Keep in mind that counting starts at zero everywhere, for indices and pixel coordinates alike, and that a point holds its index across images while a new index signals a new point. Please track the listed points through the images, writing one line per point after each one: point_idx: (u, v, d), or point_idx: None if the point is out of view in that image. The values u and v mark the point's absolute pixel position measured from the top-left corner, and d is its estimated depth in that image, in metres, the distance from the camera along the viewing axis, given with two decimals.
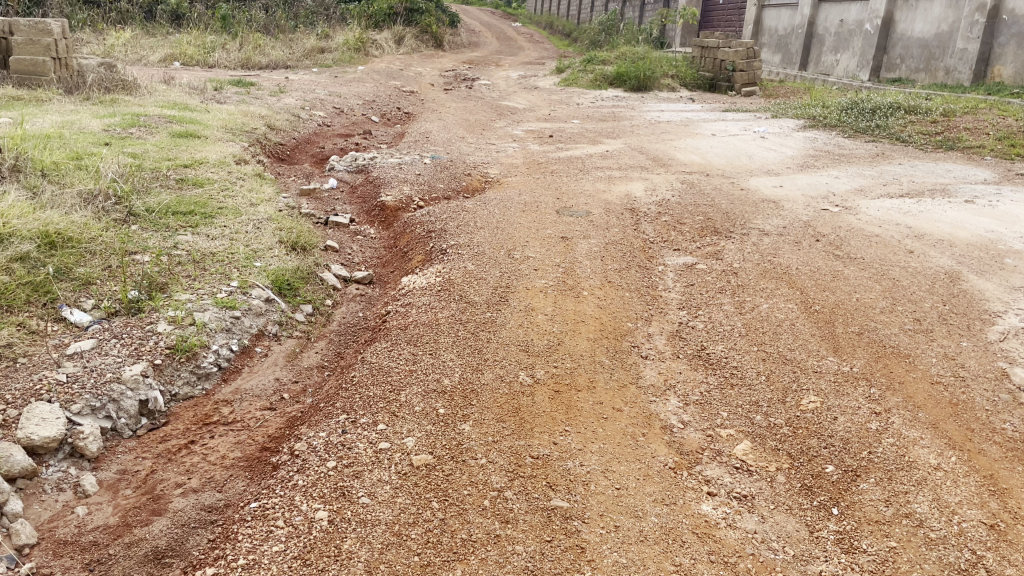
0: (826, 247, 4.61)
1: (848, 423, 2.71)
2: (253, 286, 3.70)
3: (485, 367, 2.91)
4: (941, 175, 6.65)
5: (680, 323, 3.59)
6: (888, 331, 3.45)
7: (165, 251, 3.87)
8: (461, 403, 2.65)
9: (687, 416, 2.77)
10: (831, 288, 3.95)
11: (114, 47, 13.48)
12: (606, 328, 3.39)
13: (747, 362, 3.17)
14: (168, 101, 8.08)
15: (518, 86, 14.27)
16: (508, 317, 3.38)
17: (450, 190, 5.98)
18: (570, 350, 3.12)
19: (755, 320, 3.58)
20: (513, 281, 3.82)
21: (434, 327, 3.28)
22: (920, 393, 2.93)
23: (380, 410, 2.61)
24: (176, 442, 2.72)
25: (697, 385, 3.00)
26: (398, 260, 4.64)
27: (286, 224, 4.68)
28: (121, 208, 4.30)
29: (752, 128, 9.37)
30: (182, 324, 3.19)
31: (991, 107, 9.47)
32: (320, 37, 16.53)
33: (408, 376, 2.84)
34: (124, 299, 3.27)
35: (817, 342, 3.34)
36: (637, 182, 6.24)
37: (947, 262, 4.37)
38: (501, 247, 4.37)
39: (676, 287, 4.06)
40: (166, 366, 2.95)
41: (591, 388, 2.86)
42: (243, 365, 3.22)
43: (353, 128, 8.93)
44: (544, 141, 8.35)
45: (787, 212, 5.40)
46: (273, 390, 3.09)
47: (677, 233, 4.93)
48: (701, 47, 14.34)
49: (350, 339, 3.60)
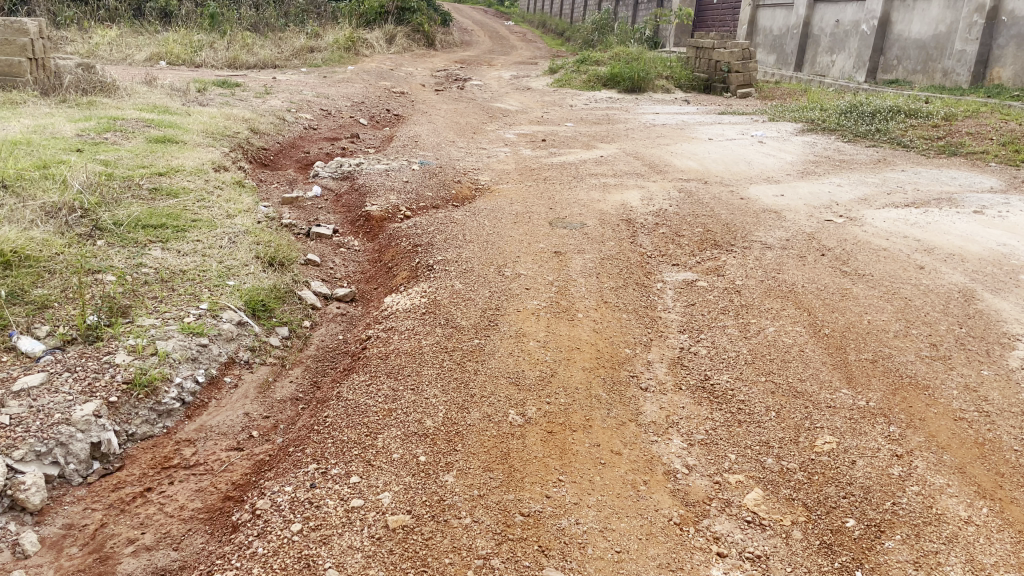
0: (833, 263, 4.38)
1: (867, 468, 2.48)
2: (224, 308, 3.45)
3: (472, 404, 2.67)
4: (945, 183, 6.44)
5: (681, 349, 3.36)
6: (904, 358, 3.23)
7: (131, 269, 3.61)
8: (445, 448, 2.41)
9: (692, 459, 2.54)
10: (840, 309, 3.73)
11: (97, 46, 13.16)
12: (603, 356, 3.16)
13: (756, 395, 2.93)
14: (148, 103, 7.81)
15: (510, 87, 14.02)
16: (497, 344, 3.14)
17: (439, 198, 5.74)
18: (564, 383, 2.88)
19: (762, 345, 3.35)
20: (503, 302, 3.58)
21: (416, 357, 3.04)
22: (943, 431, 2.71)
23: (354, 459, 2.36)
24: (130, 490, 2.47)
25: (702, 422, 2.77)
26: (382, 275, 4.39)
27: (264, 238, 4.43)
28: (87, 222, 4.04)
29: (749, 131, 9.16)
30: (143, 354, 2.93)
31: (993, 111, 9.27)
32: (310, 36, 16.24)
33: (387, 416, 2.60)
34: (82, 325, 3.01)
35: (829, 371, 3.11)
36: (633, 190, 6.01)
37: (960, 279, 4.15)
38: (491, 263, 4.13)
39: (676, 306, 3.83)
40: (123, 404, 2.70)
41: (588, 427, 2.62)
42: (209, 399, 2.97)
43: (340, 131, 8.66)
44: (537, 145, 8.11)
45: (790, 223, 5.17)
46: (241, 427, 2.85)
47: (676, 247, 4.70)
48: (696, 48, 14.11)
49: (328, 366, 3.35)
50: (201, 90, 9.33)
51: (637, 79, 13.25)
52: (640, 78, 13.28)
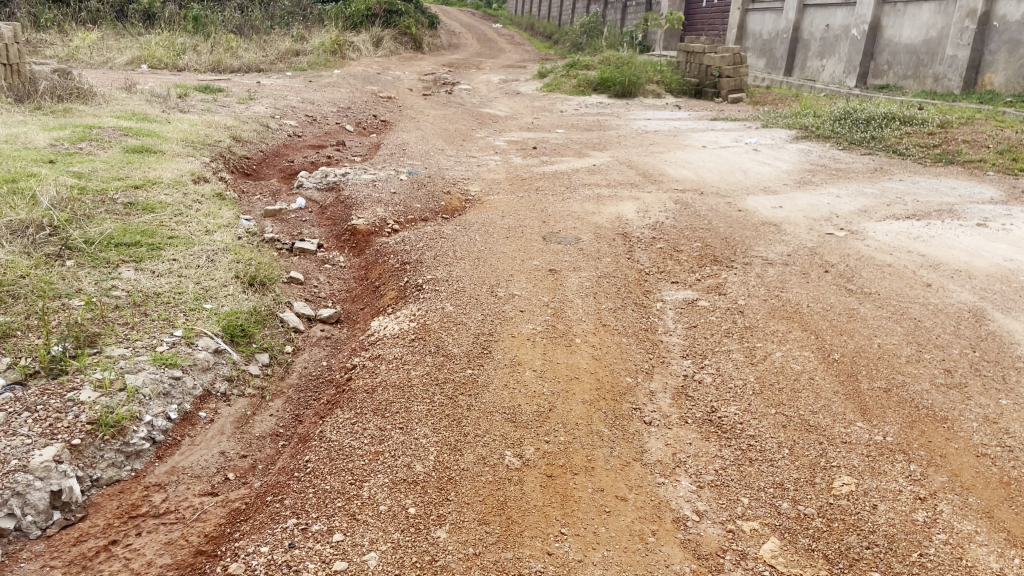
0: (837, 280, 4.21)
1: (890, 513, 2.31)
2: (200, 335, 3.24)
3: (465, 445, 2.48)
4: (945, 194, 6.29)
5: (685, 377, 3.18)
6: (918, 386, 3.06)
7: (101, 293, 3.40)
8: (436, 498, 2.22)
9: (702, 504, 2.36)
10: (847, 331, 3.55)
11: (77, 49, 12.89)
12: (603, 387, 2.98)
13: (767, 429, 2.76)
14: (125, 110, 7.57)
15: (499, 91, 13.85)
16: (491, 375, 2.95)
17: (427, 210, 5.56)
18: (564, 419, 2.70)
19: (769, 373, 3.17)
20: (496, 327, 3.39)
21: (405, 390, 2.84)
22: (966, 470, 2.54)
23: (337, 512, 2.18)
24: (93, 543, 2.26)
25: (711, 461, 2.59)
26: (369, 294, 4.20)
27: (244, 255, 4.23)
28: (56, 241, 3.82)
29: (743, 138, 9.03)
30: (109, 389, 2.72)
31: (988, 118, 9.16)
32: (296, 39, 16.00)
33: (374, 460, 2.41)
34: (45, 357, 2.80)
35: (842, 402, 2.93)
36: (628, 202, 5.84)
37: (968, 297, 3.98)
38: (482, 283, 3.95)
39: (677, 328, 3.66)
40: (86, 446, 2.49)
41: (590, 469, 2.44)
42: (183, 437, 2.77)
43: (326, 138, 8.46)
44: (527, 153, 7.94)
45: (790, 237, 5.00)
46: (215, 469, 2.66)
47: (674, 263, 4.54)
48: (687, 52, 13.99)
49: (311, 397, 3.16)
50: (183, 95, 9.11)
51: (628, 84, 13.11)
52: (630, 83, 13.14)
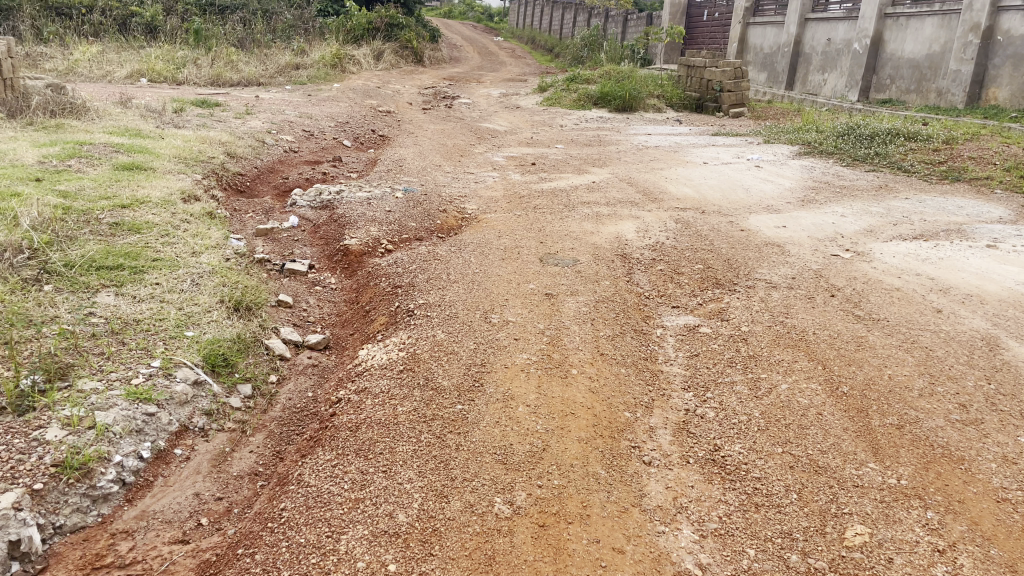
0: (844, 305, 4.06)
1: (906, 569, 2.16)
2: (179, 365, 3.10)
3: (452, 491, 2.34)
4: (953, 213, 6.15)
5: (687, 411, 3.03)
6: (932, 423, 2.90)
7: (78, 321, 3.25)
8: (419, 553, 2.08)
9: (705, 555, 2.21)
10: (856, 361, 3.40)
11: (76, 62, 12.81)
12: (601, 423, 2.83)
13: (774, 471, 2.61)
14: (119, 125, 7.46)
15: (499, 105, 13.74)
16: (482, 411, 2.80)
17: (422, 229, 5.43)
18: (558, 460, 2.55)
19: (775, 407, 3.02)
20: (488, 357, 3.24)
21: (391, 428, 2.70)
22: (987, 518, 2.39)
23: (312, 571, 2.04)
24: None
25: (714, 506, 2.44)
26: (358, 319, 4.05)
27: (230, 278, 4.09)
28: (34, 264, 3.68)
29: (745, 154, 8.90)
30: (78, 428, 2.56)
31: (994, 134, 9.04)
32: (296, 52, 15.93)
33: (353, 509, 2.27)
34: (12, 392, 2.64)
35: (853, 441, 2.78)
36: (628, 221, 5.71)
37: (981, 324, 3.83)
38: (476, 308, 3.80)
39: (678, 357, 3.52)
40: (49, 491, 2.34)
41: (585, 517, 2.28)
42: (155, 477, 2.63)
43: (322, 154, 8.35)
44: (526, 169, 7.81)
45: (795, 259, 4.85)
46: (188, 514, 2.51)
47: (675, 286, 4.40)
48: (688, 66, 13.89)
49: (294, 433, 3.02)
50: (178, 110, 9.00)
51: (628, 98, 13.01)
52: (631, 97, 13.03)
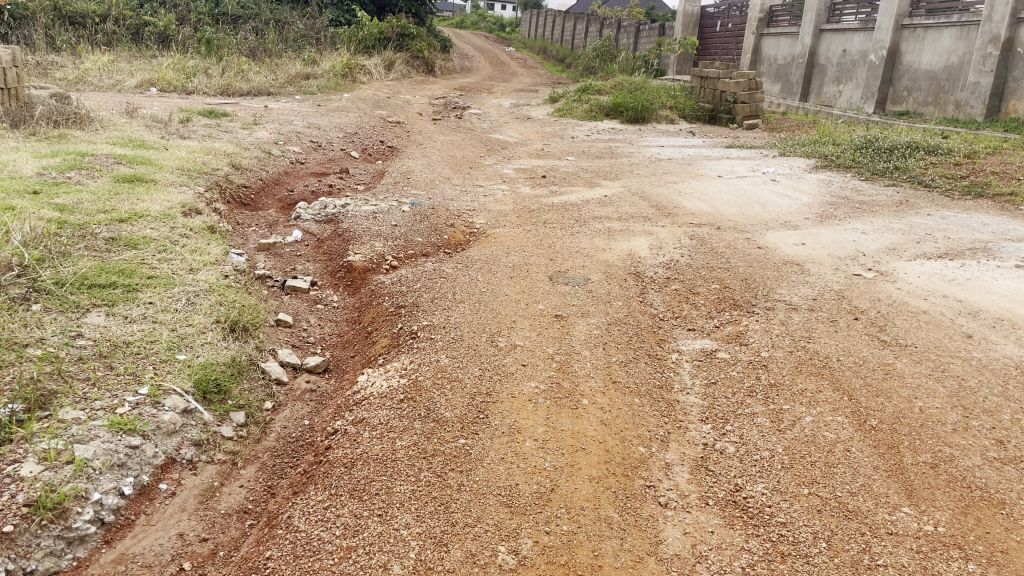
0: (869, 329, 3.86)
1: None
2: (168, 393, 2.93)
3: (452, 539, 2.18)
4: (977, 231, 5.93)
5: (705, 447, 2.83)
6: (969, 462, 2.70)
7: (64, 344, 3.08)
8: None
9: None
10: (884, 392, 3.20)
11: (85, 71, 12.74)
12: (613, 460, 2.64)
13: (800, 515, 2.42)
14: (123, 136, 7.34)
15: (509, 116, 13.60)
16: (487, 446, 2.63)
17: (428, 245, 5.27)
18: (568, 502, 2.37)
19: (800, 443, 2.82)
20: (493, 386, 3.06)
21: (388, 465, 2.53)
22: None
23: None
24: None
25: (736, 555, 2.25)
26: (360, 340, 3.89)
27: (228, 297, 3.93)
28: (23, 282, 3.53)
29: (760, 168, 8.70)
30: (55, 463, 2.41)
31: (1015, 148, 8.81)
32: (308, 62, 15.85)
33: (344, 559, 2.12)
34: None
35: (884, 482, 2.58)
36: (642, 237, 5.53)
37: (1014, 352, 3.63)
38: (482, 331, 3.63)
39: (694, 385, 3.34)
40: (20, 533, 2.18)
41: (596, 569, 2.11)
42: (137, 515, 2.47)
43: (330, 165, 8.21)
44: (536, 182, 7.63)
45: (816, 279, 4.66)
46: (170, 557, 2.35)
47: (690, 307, 4.21)
48: (701, 78, 13.72)
49: (288, 466, 2.85)
50: (185, 120, 8.89)
51: (641, 109, 12.84)
52: (644, 109, 12.86)
